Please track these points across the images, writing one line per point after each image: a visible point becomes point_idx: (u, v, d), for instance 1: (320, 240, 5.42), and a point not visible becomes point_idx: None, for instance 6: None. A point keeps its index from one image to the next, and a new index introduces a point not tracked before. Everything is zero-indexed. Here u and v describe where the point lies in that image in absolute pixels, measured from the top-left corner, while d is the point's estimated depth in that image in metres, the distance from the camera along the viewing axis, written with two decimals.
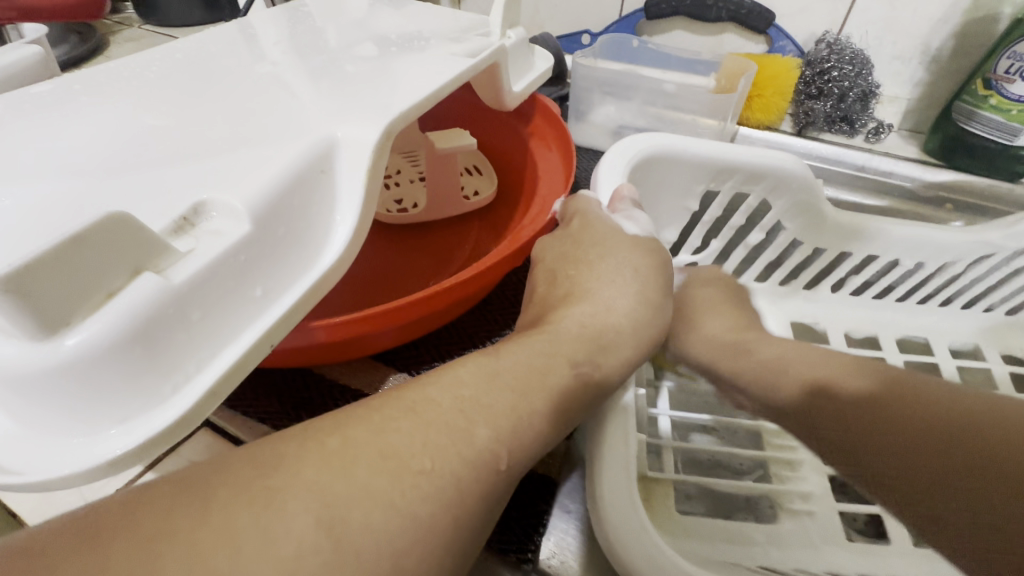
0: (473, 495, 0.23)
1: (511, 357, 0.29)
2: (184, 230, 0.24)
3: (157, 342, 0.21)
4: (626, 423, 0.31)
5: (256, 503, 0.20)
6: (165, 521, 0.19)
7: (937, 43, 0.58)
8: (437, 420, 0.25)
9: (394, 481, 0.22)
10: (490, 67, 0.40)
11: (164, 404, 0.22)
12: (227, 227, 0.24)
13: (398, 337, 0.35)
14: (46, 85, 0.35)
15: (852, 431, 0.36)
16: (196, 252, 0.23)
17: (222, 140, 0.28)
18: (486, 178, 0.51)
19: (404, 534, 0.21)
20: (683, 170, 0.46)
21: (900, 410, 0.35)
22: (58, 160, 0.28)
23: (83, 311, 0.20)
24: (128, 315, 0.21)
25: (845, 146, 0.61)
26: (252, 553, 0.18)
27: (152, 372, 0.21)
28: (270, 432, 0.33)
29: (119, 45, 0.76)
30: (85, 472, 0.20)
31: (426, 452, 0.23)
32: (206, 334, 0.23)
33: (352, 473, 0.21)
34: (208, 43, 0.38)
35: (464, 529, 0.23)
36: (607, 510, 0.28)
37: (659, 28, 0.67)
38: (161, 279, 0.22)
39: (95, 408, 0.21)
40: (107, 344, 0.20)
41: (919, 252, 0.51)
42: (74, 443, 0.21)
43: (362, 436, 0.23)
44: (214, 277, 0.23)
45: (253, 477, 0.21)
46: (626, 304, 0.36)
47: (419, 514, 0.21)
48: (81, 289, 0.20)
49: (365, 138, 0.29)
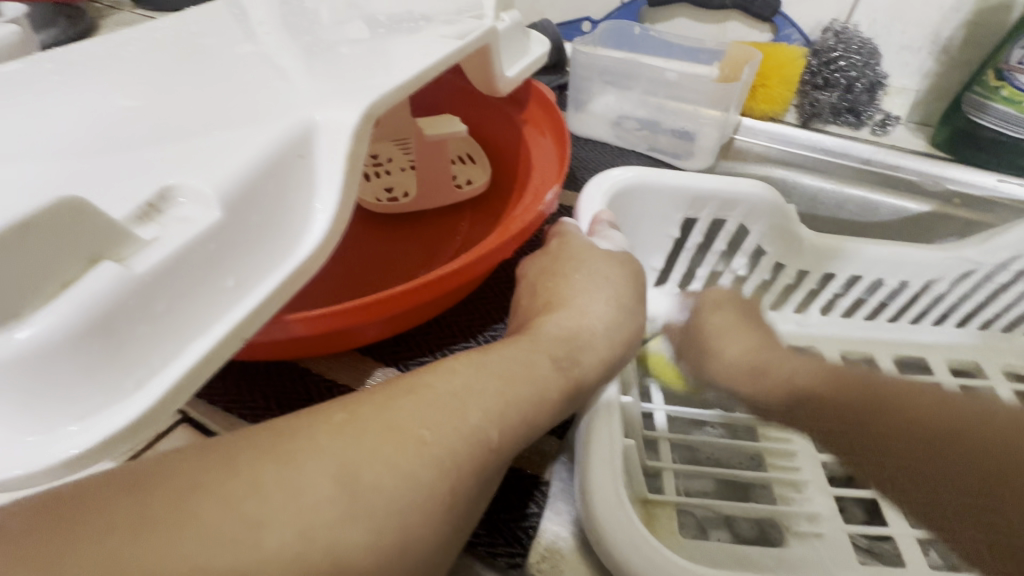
0: (462, 479, 0.22)
1: (499, 353, 0.28)
2: (150, 217, 0.22)
3: (117, 334, 0.20)
4: (611, 423, 0.31)
5: (274, 463, 0.20)
6: (185, 476, 0.19)
7: (947, 33, 0.56)
8: (435, 397, 0.24)
9: (398, 450, 0.21)
10: (481, 49, 0.39)
11: (123, 402, 0.20)
12: (195, 214, 0.23)
13: (385, 329, 0.34)
14: (17, 65, 0.33)
15: (820, 410, 0.35)
16: (161, 240, 0.22)
17: (197, 121, 0.26)
18: (480, 166, 0.49)
19: (412, 497, 0.21)
20: (660, 198, 0.47)
21: (895, 413, 0.31)
22: (22, 143, 0.26)
23: (36, 301, 0.19)
24: (85, 305, 0.19)
25: (851, 138, 0.60)
26: (274, 506, 0.19)
27: (111, 366, 0.20)
28: (251, 428, 0.32)
29: (110, 29, 0.74)
30: (36, 473, 0.19)
31: (427, 424, 0.22)
32: (172, 327, 0.21)
33: (360, 439, 0.21)
34: (190, 23, 0.37)
35: (455, 512, 0.22)
36: (594, 504, 0.28)
37: (661, 15, 0.66)
38: (121, 269, 0.20)
39: (48, 406, 0.19)
40: (61, 336, 0.19)
41: (901, 270, 0.51)
42: (20, 442, 0.19)
43: (371, 410, 0.23)
44: (179, 267, 0.22)
45: (272, 440, 0.21)
46: (606, 314, 0.35)
47: (421, 482, 0.21)
48: (34, 276, 0.19)
49: (345, 121, 0.27)
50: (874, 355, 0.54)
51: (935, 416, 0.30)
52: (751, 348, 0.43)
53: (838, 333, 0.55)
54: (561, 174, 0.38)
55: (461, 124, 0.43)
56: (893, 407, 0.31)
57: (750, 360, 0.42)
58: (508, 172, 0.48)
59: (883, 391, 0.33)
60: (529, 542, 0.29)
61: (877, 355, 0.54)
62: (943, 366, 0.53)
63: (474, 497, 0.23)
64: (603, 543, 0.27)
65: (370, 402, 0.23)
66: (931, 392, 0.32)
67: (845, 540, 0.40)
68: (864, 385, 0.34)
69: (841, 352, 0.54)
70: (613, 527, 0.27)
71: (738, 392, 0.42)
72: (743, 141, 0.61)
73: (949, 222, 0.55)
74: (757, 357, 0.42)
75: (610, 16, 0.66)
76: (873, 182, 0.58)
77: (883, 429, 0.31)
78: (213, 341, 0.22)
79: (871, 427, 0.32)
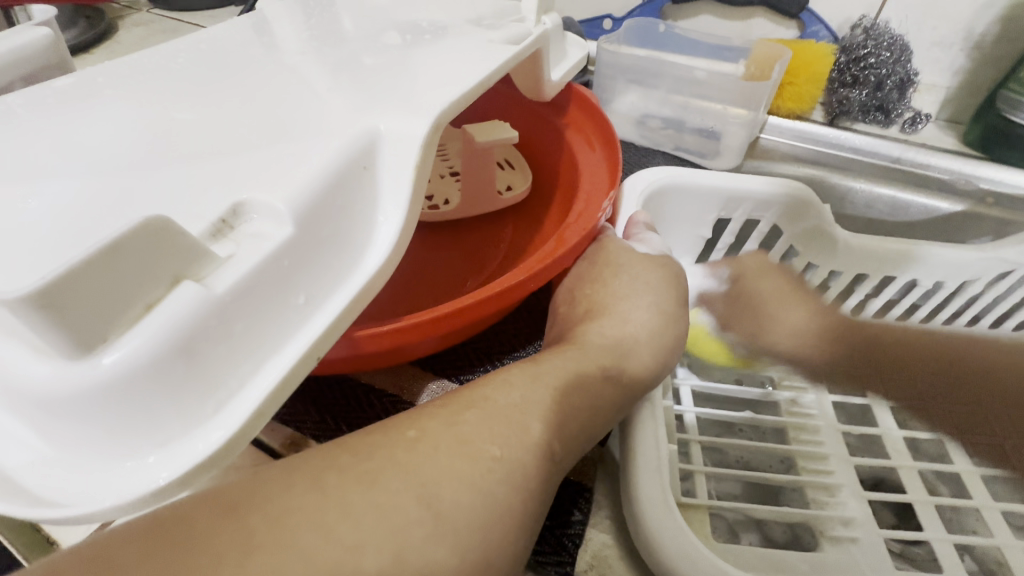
0: (532, 491, 0.23)
1: (550, 363, 0.28)
2: (223, 233, 0.22)
3: (200, 356, 0.20)
4: (658, 430, 0.31)
5: (357, 482, 0.21)
6: (274, 500, 0.20)
7: (980, 29, 0.55)
8: (498, 409, 0.24)
9: (471, 465, 0.22)
10: (533, 53, 0.39)
11: (206, 426, 0.20)
12: (268, 230, 0.23)
13: (441, 343, 0.33)
14: (65, 79, 0.33)
15: (861, 377, 0.51)
16: (237, 258, 0.22)
17: (256, 135, 0.27)
18: (521, 173, 0.49)
19: (490, 512, 0.21)
20: (696, 200, 0.47)
21: (918, 345, 0.52)
22: (84, 158, 0.26)
23: (122, 324, 0.19)
24: (172, 327, 0.19)
25: (880, 136, 0.59)
26: (364, 523, 0.19)
27: (195, 387, 0.20)
28: (294, 436, 0.32)
29: (129, 30, 0.74)
30: (128, 503, 0.19)
31: (495, 439, 0.23)
32: (249, 346, 0.22)
33: (434, 456, 0.22)
34: (229, 34, 0.37)
35: (526, 524, 0.22)
36: (642, 512, 0.28)
37: (684, 13, 0.65)
38: (203, 288, 0.20)
39: (136, 430, 0.19)
40: (150, 361, 0.19)
41: (935, 272, 0.50)
42: (113, 469, 0.19)
43: (436, 428, 0.23)
44: (256, 285, 0.22)
45: (348, 462, 0.21)
46: (650, 321, 0.34)
47: (496, 496, 0.22)
48: (120, 300, 0.18)
49: (411, 131, 0.27)
50: None
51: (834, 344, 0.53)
52: (800, 323, 0.53)
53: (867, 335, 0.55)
54: (616, 182, 0.38)
55: (512, 131, 0.42)
56: (887, 351, 0.52)
57: (807, 334, 0.53)
58: (549, 177, 0.48)
59: (871, 337, 0.53)
60: (576, 551, 0.29)
61: None
62: None
63: (538, 507, 0.23)
64: (654, 552, 0.27)
65: (436, 418, 0.24)
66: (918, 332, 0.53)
67: (881, 544, 0.39)
68: (871, 332, 0.53)
69: None
70: (662, 536, 0.27)
71: (794, 354, 0.53)
72: (769, 139, 0.61)
73: (982, 222, 0.54)
74: (807, 329, 0.53)
75: (632, 14, 0.65)
76: (904, 180, 0.57)
77: (932, 356, 0.52)
78: (291, 361, 0.22)
79: (877, 367, 0.52)
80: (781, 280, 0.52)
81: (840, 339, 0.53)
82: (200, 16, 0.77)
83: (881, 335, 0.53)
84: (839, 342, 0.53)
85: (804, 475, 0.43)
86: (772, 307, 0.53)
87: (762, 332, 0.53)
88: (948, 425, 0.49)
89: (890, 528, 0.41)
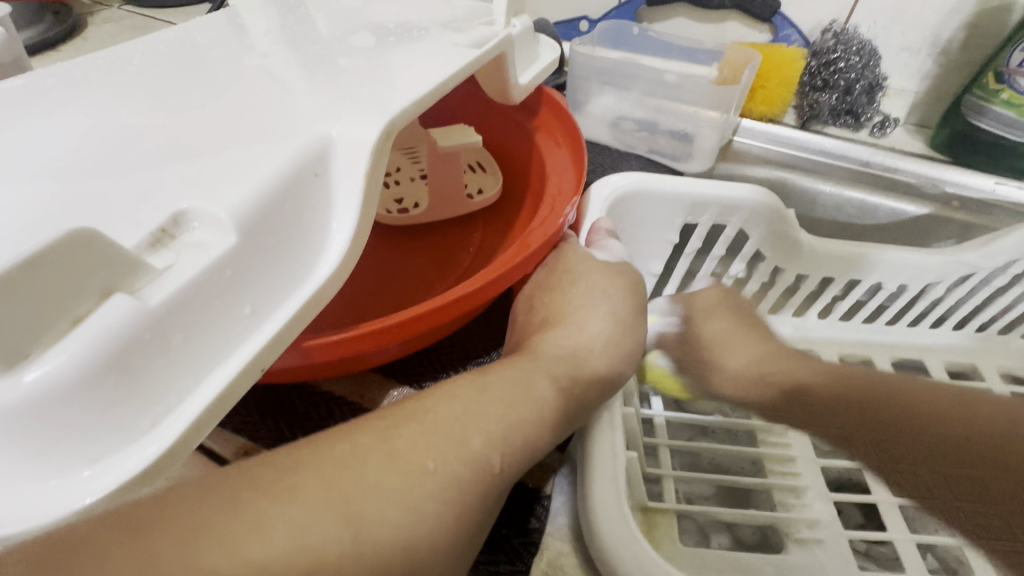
0: (465, 506, 0.23)
1: (499, 373, 0.28)
2: (162, 243, 0.22)
3: (132, 371, 0.20)
4: (614, 437, 0.31)
5: (280, 499, 0.20)
6: (187, 518, 0.19)
7: (947, 35, 0.56)
8: (436, 423, 0.25)
9: (401, 480, 0.22)
10: (496, 57, 0.38)
11: (140, 442, 0.20)
12: (210, 239, 0.23)
13: (401, 350, 0.33)
14: (15, 80, 0.32)
15: (809, 414, 0.48)
16: (175, 269, 0.21)
17: (207, 141, 0.26)
18: (491, 176, 0.48)
19: (415, 527, 0.21)
20: (661, 205, 0.47)
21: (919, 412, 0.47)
22: (29, 164, 0.25)
23: (46, 340, 0.18)
24: (101, 341, 0.19)
25: (850, 139, 0.59)
26: (281, 542, 0.19)
27: (127, 402, 0.20)
28: (250, 445, 0.31)
29: (98, 26, 0.72)
30: (55, 523, 0.18)
31: (428, 453, 0.23)
32: (187, 359, 0.21)
33: (363, 471, 0.22)
34: (189, 35, 0.36)
35: (457, 539, 0.22)
36: (598, 521, 0.28)
37: (660, 15, 0.65)
38: (135, 301, 0.20)
39: (64, 447, 0.19)
40: (77, 376, 0.18)
41: (901, 275, 0.51)
42: (37, 488, 0.19)
43: (369, 442, 0.23)
44: (197, 297, 0.21)
45: (275, 479, 0.21)
46: (608, 329, 0.34)
47: (426, 511, 0.22)
48: (44, 315, 0.18)
49: (364, 137, 0.27)
50: (872, 357, 0.55)
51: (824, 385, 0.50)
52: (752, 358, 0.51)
53: (835, 336, 0.55)
54: (580, 187, 0.38)
55: (476, 136, 0.42)
56: (813, 393, 0.49)
57: (742, 363, 0.50)
58: (518, 180, 0.47)
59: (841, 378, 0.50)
60: (532, 559, 0.29)
61: (874, 357, 0.55)
62: (940, 369, 0.54)
63: (474, 521, 0.23)
64: (604, 559, 0.27)
65: (372, 431, 0.24)
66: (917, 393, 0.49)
67: (845, 546, 0.40)
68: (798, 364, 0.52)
69: (840, 356, 0.55)
70: (617, 547, 0.27)
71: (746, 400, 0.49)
72: (742, 142, 0.61)
73: (947, 225, 0.55)
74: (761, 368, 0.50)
75: (609, 15, 0.65)
76: (871, 183, 0.57)
77: (927, 441, 0.45)
78: (233, 373, 0.22)
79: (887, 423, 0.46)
80: (727, 322, 0.52)
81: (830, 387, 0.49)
82: (172, 13, 0.75)
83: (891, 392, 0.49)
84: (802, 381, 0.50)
85: (771, 478, 0.44)
86: (715, 350, 0.50)
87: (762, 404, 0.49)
88: None
89: (855, 528, 0.42)
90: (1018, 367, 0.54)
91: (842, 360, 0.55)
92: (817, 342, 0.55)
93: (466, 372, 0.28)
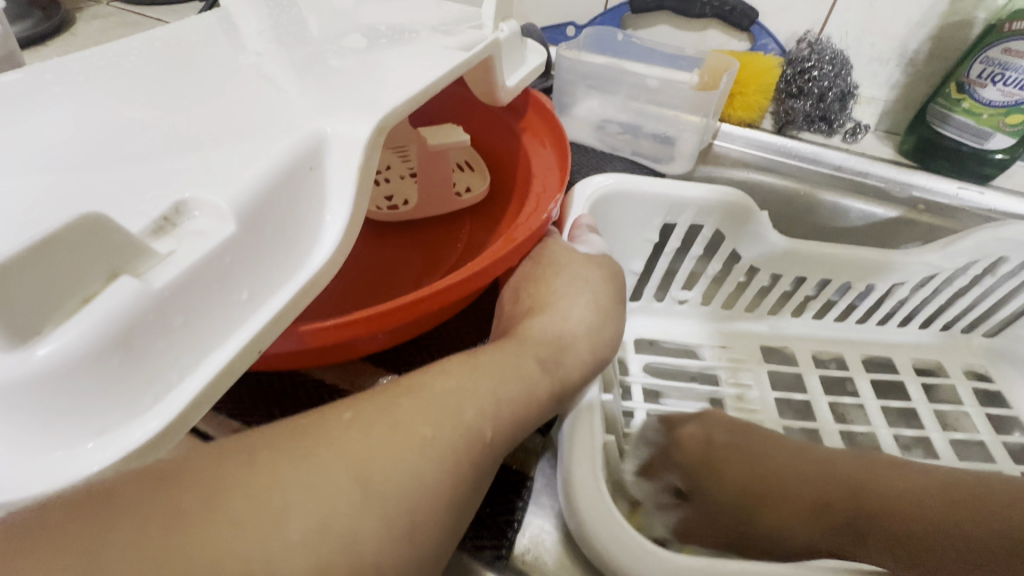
0: (461, 470, 0.24)
1: (489, 356, 0.30)
2: (165, 230, 0.23)
3: (137, 347, 0.21)
4: (592, 421, 0.33)
5: (294, 458, 0.22)
6: (212, 474, 0.21)
7: (914, 46, 0.59)
8: (433, 396, 0.26)
9: (402, 444, 0.24)
10: (484, 60, 0.40)
11: (142, 416, 0.21)
12: (210, 227, 0.24)
13: (389, 339, 0.34)
14: (14, 73, 0.33)
15: (736, 524, 0.38)
16: (178, 254, 0.22)
17: (207, 135, 0.27)
18: (478, 175, 0.50)
19: (416, 486, 0.23)
20: (641, 204, 0.49)
21: (784, 495, 0.38)
22: (30, 153, 0.26)
23: (57, 317, 0.19)
24: (108, 320, 0.20)
25: (823, 145, 0.62)
26: (299, 494, 0.21)
27: (132, 378, 0.21)
28: (243, 428, 0.33)
29: (88, 22, 0.73)
30: (61, 490, 0.19)
31: (427, 422, 0.25)
32: (188, 340, 0.22)
33: (368, 436, 0.23)
34: (184, 33, 0.37)
35: (454, 501, 0.24)
36: (575, 495, 0.30)
37: (643, 22, 0.67)
38: (140, 284, 0.21)
39: (71, 420, 0.20)
40: (85, 352, 0.19)
41: (870, 275, 0.53)
42: (42, 458, 0.20)
43: (372, 411, 0.25)
44: (197, 280, 0.22)
45: (288, 440, 0.23)
46: (590, 318, 0.36)
47: (425, 474, 0.23)
48: (55, 292, 0.19)
49: (356, 133, 0.28)
50: (845, 355, 0.57)
51: (791, 482, 0.39)
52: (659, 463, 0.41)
53: (809, 334, 0.58)
54: (563, 185, 0.39)
55: (465, 134, 0.43)
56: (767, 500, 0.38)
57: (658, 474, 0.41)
58: (505, 179, 0.49)
59: (806, 469, 0.39)
60: (513, 535, 0.30)
61: (847, 354, 0.57)
62: (908, 365, 0.57)
63: (467, 488, 0.25)
64: (582, 531, 0.29)
65: (373, 402, 0.25)
66: (833, 466, 0.39)
67: None
68: (732, 440, 0.41)
69: (813, 352, 0.57)
70: (592, 519, 0.29)
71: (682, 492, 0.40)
72: (721, 146, 0.63)
73: (914, 228, 0.58)
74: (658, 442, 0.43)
75: (594, 21, 0.67)
76: (843, 187, 0.60)
77: (893, 536, 0.36)
78: (231, 354, 0.23)
79: (863, 513, 0.37)
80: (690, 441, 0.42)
81: (744, 479, 0.39)
82: (164, 10, 0.76)
83: (772, 480, 0.39)
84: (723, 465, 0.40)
85: None
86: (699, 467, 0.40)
87: (691, 510, 0.39)
88: (880, 419, 0.52)
89: None
90: (978, 363, 0.57)
91: (816, 357, 0.57)
92: (790, 340, 0.57)
93: (455, 354, 0.30)
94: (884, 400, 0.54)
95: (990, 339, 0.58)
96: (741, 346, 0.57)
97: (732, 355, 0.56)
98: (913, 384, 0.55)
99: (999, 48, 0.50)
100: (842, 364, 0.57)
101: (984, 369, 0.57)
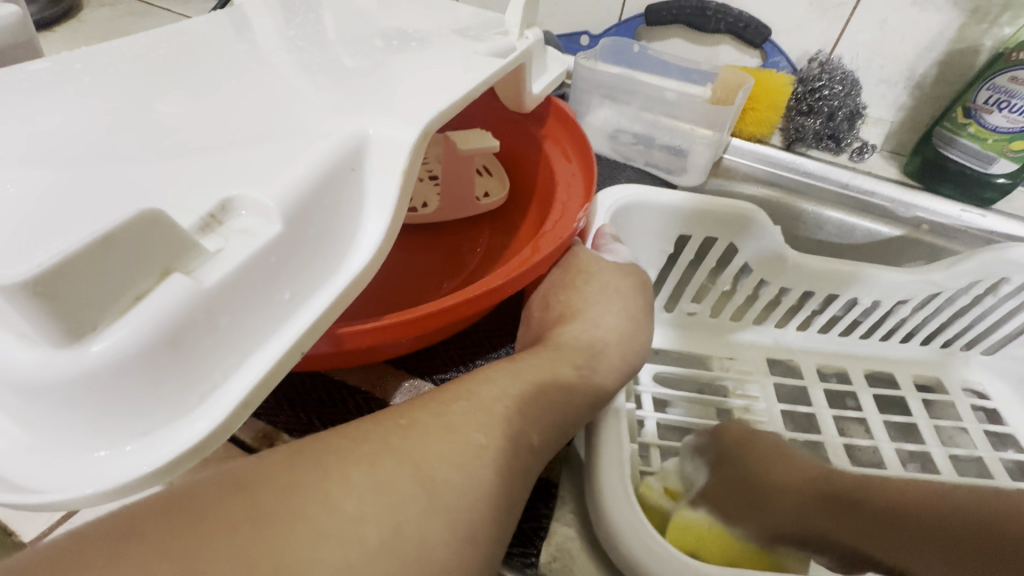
0: (511, 475, 0.25)
1: (527, 364, 0.31)
2: (211, 228, 0.23)
3: (186, 347, 0.20)
4: (620, 427, 0.33)
5: (358, 464, 0.22)
6: (281, 479, 0.21)
7: (921, 70, 0.60)
8: (483, 403, 0.26)
9: (458, 449, 0.24)
10: (516, 68, 0.40)
11: (190, 417, 0.21)
12: (256, 226, 0.23)
13: (416, 343, 0.34)
14: (41, 63, 0.32)
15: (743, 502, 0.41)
16: (225, 252, 0.22)
17: (249, 132, 0.27)
18: (498, 180, 0.50)
19: (476, 493, 0.23)
20: (657, 216, 0.50)
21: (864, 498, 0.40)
22: (65, 145, 0.26)
23: (110, 314, 0.19)
24: (161, 317, 0.19)
25: (831, 163, 0.63)
26: (369, 501, 0.21)
27: (179, 378, 0.20)
28: (266, 429, 0.32)
29: (95, 9, 0.71)
30: (106, 492, 0.19)
31: (479, 428, 0.25)
32: (234, 339, 0.22)
33: (425, 440, 0.24)
34: (211, 29, 0.37)
35: (503, 507, 0.24)
36: (605, 503, 0.30)
37: (657, 35, 0.68)
38: (191, 282, 0.20)
39: (117, 421, 0.20)
40: (138, 349, 0.19)
41: (875, 292, 0.54)
42: (87, 459, 0.20)
43: (425, 417, 0.25)
44: (244, 278, 0.22)
45: (348, 446, 0.23)
46: (620, 326, 0.37)
47: (480, 479, 0.23)
48: (110, 289, 0.19)
49: (396, 136, 0.28)
50: (848, 370, 0.58)
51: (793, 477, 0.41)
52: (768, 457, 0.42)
53: (813, 347, 0.58)
54: (590, 195, 0.40)
55: (493, 140, 0.43)
56: (870, 502, 0.40)
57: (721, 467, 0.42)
58: (526, 186, 0.49)
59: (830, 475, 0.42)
60: (541, 543, 0.30)
61: (849, 369, 0.58)
62: (909, 381, 0.58)
63: (513, 494, 0.25)
64: (614, 542, 0.29)
65: (424, 408, 0.26)
66: (894, 482, 0.41)
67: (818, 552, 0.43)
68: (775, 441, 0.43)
69: (818, 365, 0.58)
70: (623, 527, 0.29)
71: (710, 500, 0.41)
72: (731, 160, 0.64)
73: (917, 247, 0.59)
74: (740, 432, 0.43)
75: (609, 32, 0.68)
76: (849, 205, 0.61)
77: (883, 513, 0.39)
78: (276, 355, 0.23)
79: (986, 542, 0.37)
80: (761, 447, 0.43)
81: (806, 475, 0.42)
82: None
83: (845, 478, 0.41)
84: (748, 458, 0.42)
85: None
86: (740, 457, 0.42)
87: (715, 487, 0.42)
88: (882, 433, 0.52)
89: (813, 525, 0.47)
90: (975, 381, 0.59)
91: (820, 370, 0.58)
92: (795, 354, 0.58)
93: (492, 361, 0.30)
94: (886, 415, 0.55)
95: (986, 357, 0.59)
96: (748, 358, 0.57)
97: (740, 367, 0.57)
98: (914, 401, 0.56)
99: (1007, 76, 0.52)
100: (845, 379, 0.58)
101: (980, 387, 0.59)
